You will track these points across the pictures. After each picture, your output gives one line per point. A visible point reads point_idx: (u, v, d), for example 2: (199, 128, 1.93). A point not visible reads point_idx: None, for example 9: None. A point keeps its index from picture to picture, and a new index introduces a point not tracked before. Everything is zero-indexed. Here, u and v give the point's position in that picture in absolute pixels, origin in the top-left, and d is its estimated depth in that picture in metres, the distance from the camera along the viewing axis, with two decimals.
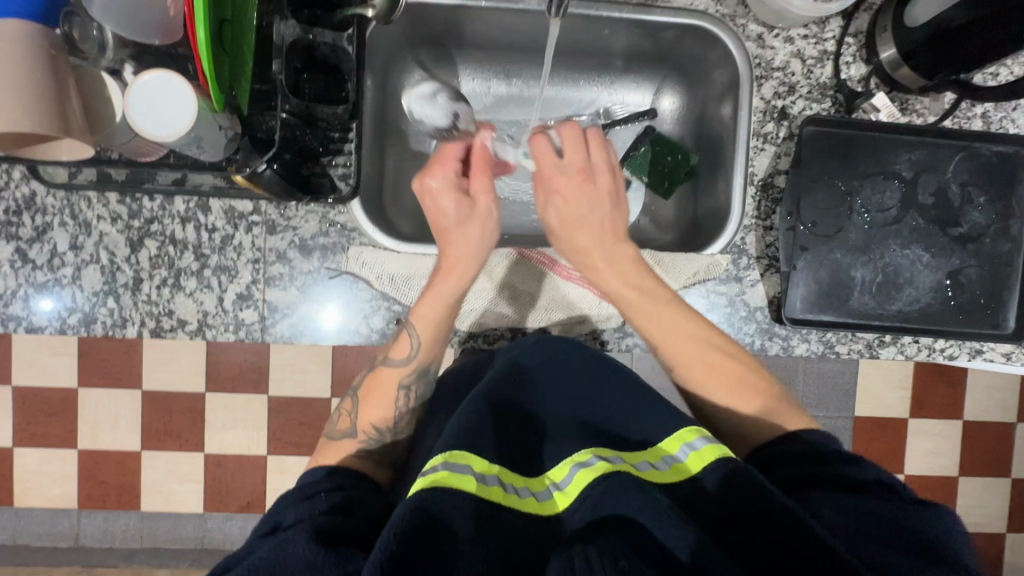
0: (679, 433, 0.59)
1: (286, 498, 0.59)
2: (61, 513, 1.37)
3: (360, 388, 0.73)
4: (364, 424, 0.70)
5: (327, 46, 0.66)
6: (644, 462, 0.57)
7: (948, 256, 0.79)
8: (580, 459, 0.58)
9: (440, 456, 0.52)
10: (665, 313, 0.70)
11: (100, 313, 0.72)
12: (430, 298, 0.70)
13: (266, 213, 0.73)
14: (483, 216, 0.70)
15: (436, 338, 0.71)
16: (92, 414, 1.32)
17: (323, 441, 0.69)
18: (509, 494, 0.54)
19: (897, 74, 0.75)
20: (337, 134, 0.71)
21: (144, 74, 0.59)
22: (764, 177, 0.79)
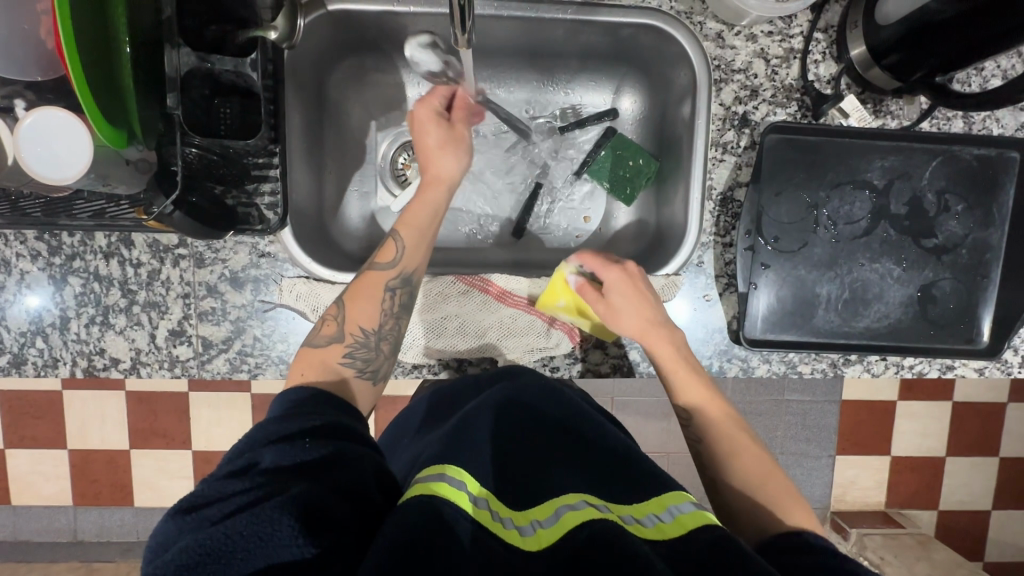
0: (664, 494, 0.51)
1: (251, 437, 0.49)
2: (55, 511, 1.39)
3: (346, 289, 0.65)
4: (351, 326, 0.63)
5: (230, 72, 0.62)
6: (630, 514, 0.49)
7: (921, 269, 0.74)
8: (568, 501, 0.49)
9: (442, 470, 0.48)
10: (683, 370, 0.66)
11: (28, 354, 0.70)
12: (418, 208, 0.69)
13: (192, 246, 0.69)
14: (463, 144, 0.72)
15: (420, 244, 0.68)
16: (77, 416, 1.33)
17: (303, 351, 0.61)
18: (495, 523, 0.46)
19: (868, 74, 0.68)
20: (260, 160, 0.66)
21: (46, 110, 0.54)
22: (723, 190, 0.73)
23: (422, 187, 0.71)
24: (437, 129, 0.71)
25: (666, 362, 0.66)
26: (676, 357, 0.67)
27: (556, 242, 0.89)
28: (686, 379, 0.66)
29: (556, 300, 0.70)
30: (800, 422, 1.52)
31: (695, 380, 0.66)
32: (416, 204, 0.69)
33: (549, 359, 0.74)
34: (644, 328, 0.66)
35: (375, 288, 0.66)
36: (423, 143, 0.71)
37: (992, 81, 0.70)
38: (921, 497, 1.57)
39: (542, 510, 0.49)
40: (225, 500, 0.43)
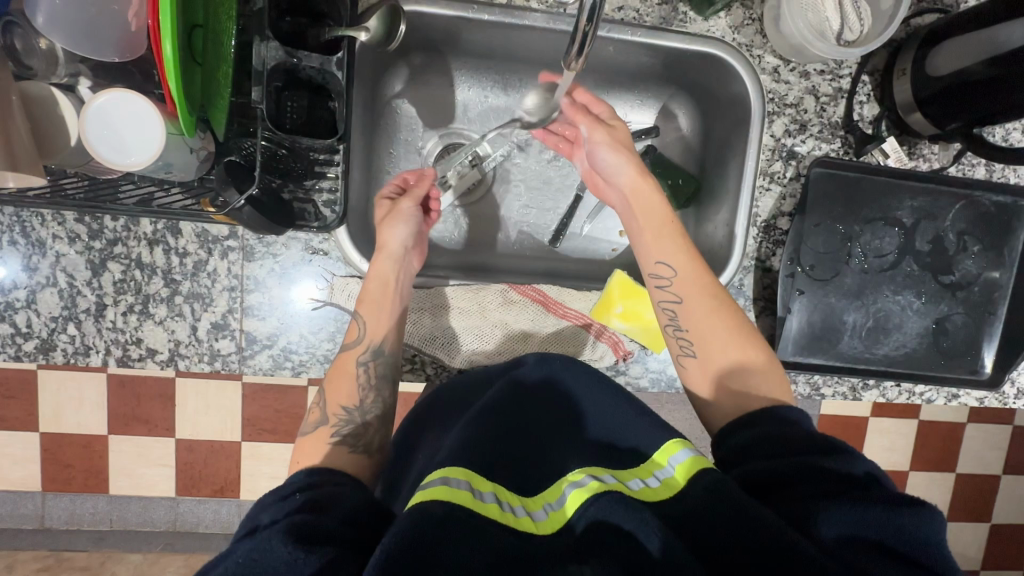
0: (664, 448, 0.55)
1: (262, 501, 0.51)
2: (26, 495, 1.31)
3: (329, 369, 0.66)
4: (332, 408, 0.64)
5: (313, 68, 0.60)
6: (637, 479, 0.52)
7: (937, 303, 0.79)
8: (572, 479, 0.52)
9: (439, 470, 0.50)
10: (701, 283, 0.65)
11: (59, 340, 0.67)
12: (368, 281, 0.67)
13: (243, 238, 0.68)
14: (406, 216, 0.70)
15: (377, 313, 0.67)
16: (53, 398, 1.25)
17: (297, 443, 0.62)
18: (505, 511, 0.48)
19: (908, 118, 0.73)
20: (321, 156, 0.65)
21: (120, 92, 0.52)
22: (767, 218, 0.77)
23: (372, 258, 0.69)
24: (382, 208, 0.72)
25: (677, 269, 0.66)
26: (704, 280, 0.65)
27: (592, 252, 0.90)
28: (692, 283, 0.65)
29: (617, 303, 0.73)
30: None
31: (708, 284, 0.65)
32: (376, 272, 0.67)
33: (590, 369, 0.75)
34: (659, 226, 0.68)
35: (347, 371, 0.66)
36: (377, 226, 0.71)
37: (1012, 134, 0.76)
38: None
39: (551, 494, 0.52)
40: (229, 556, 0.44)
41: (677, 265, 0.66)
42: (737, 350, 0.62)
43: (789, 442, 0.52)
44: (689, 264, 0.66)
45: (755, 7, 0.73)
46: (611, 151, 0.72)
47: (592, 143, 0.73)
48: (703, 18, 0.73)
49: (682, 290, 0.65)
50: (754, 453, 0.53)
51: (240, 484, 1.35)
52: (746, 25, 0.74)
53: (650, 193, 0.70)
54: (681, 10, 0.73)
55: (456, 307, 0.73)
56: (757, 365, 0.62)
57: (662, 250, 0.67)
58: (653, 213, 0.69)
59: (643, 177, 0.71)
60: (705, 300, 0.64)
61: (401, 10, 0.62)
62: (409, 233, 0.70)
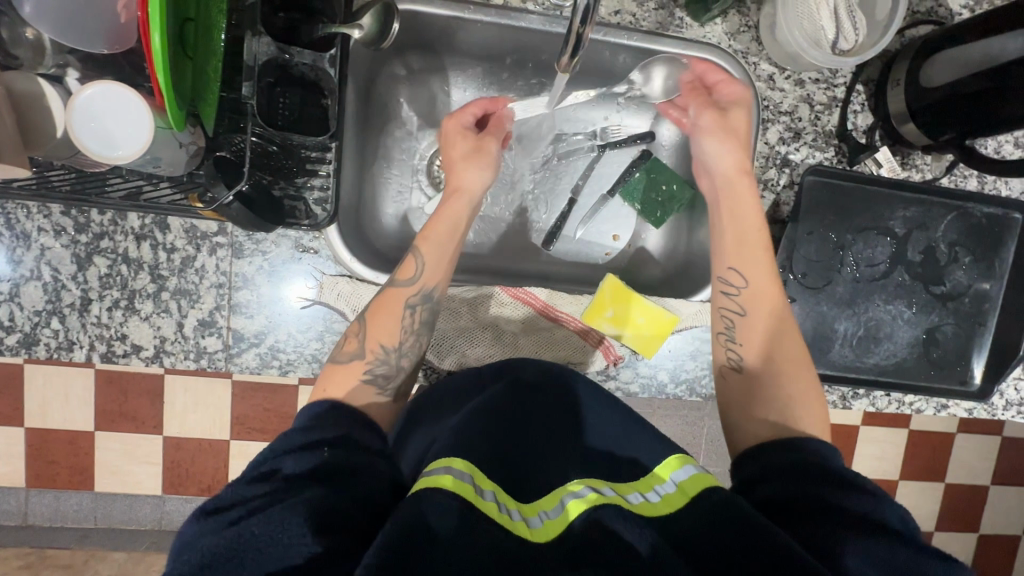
0: (666, 463, 0.54)
1: (286, 439, 0.48)
2: (8, 490, 1.29)
3: (369, 304, 0.64)
4: (371, 344, 0.61)
5: (306, 65, 0.61)
6: (636, 492, 0.51)
7: (928, 313, 0.80)
8: (572, 488, 0.51)
9: (440, 460, 0.48)
10: (769, 297, 0.64)
11: (42, 334, 0.66)
12: (439, 217, 0.68)
13: (232, 234, 0.67)
14: (489, 160, 0.72)
15: (439, 271, 0.66)
16: (37, 392, 1.24)
17: (327, 368, 0.59)
18: (502, 513, 0.46)
19: (901, 128, 0.73)
20: (313, 153, 0.64)
21: (115, 86, 0.51)
22: (761, 225, 0.76)
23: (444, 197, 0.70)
24: (464, 142, 0.72)
25: (749, 280, 0.65)
26: (773, 289, 0.65)
27: (585, 255, 0.90)
28: (761, 300, 0.64)
29: (608, 308, 0.73)
30: None
31: (778, 306, 0.64)
32: (436, 224, 0.67)
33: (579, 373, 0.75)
34: (745, 235, 0.67)
35: (392, 310, 0.63)
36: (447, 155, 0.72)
37: (1004, 147, 0.76)
38: None
39: (549, 500, 0.50)
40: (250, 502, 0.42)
41: (750, 275, 0.65)
42: (789, 372, 0.61)
43: (801, 476, 0.50)
44: (765, 279, 0.65)
45: (751, 14, 0.74)
46: (709, 137, 0.70)
47: (698, 126, 0.71)
48: (700, 24, 0.73)
49: (748, 303, 0.64)
50: (776, 477, 0.51)
51: (227, 483, 1.34)
52: (742, 33, 0.74)
53: (746, 203, 0.68)
54: (678, 15, 0.73)
55: (447, 308, 0.72)
56: (809, 397, 0.59)
57: (755, 258, 0.66)
58: (742, 213, 0.67)
59: (745, 177, 0.69)
60: (771, 315, 0.63)
61: (394, 5, 0.60)
62: (483, 177, 0.71)
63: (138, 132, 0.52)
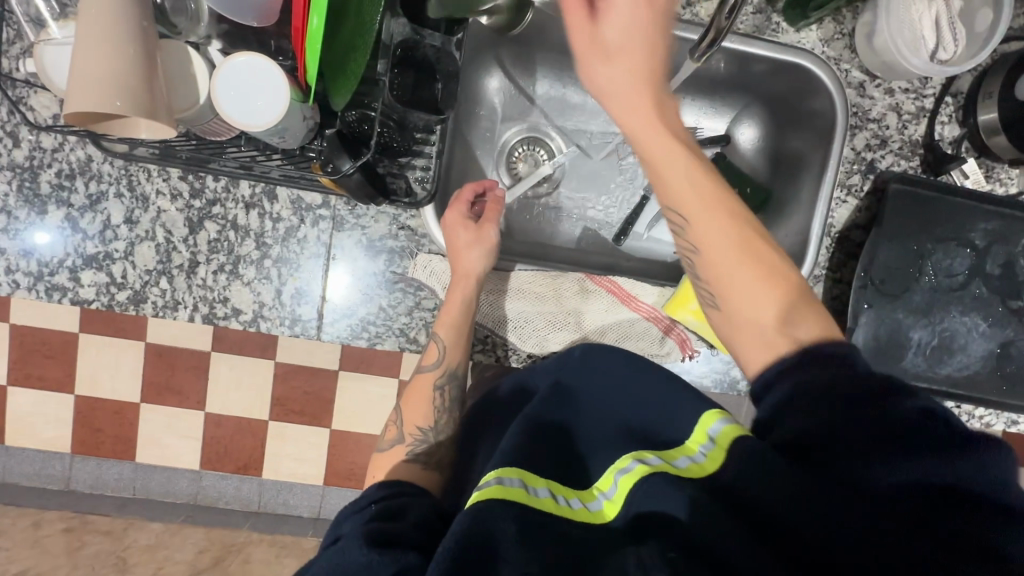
0: (702, 421, 0.55)
1: (343, 513, 0.55)
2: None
3: (403, 388, 0.70)
4: (409, 428, 0.68)
5: (432, 47, 0.63)
6: (683, 457, 0.51)
7: (1003, 327, 0.80)
8: (622, 465, 0.53)
9: (492, 471, 0.47)
10: (728, 259, 0.57)
11: (151, 292, 0.69)
12: (449, 306, 0.69)
13: (334, 208, 0.70)
14: (491, 245, 0.69)
15: (457, 341, 0.69)
16: (85, 363, 1.23)
17: (373, 457, 0.67)
18: (560, 505, 0.48)
19: (990, 141, 0.73)
20: (420, 135, 0.67)
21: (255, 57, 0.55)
22: (841, 229, 0.78)
23: (450, 283, 0.70)
24: (464, 232, 0.68)
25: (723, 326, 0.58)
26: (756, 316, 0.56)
27: (655, 253, 0.91)
28: (747, 331, 0.56)
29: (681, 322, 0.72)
30: None
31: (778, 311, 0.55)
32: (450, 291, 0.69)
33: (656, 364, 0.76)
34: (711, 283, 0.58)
35: (423, 393, 0.69)
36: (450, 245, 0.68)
37: None
38: None
39: (605, 482, 0.53)
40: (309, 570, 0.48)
41: (710, 253, 0.57)
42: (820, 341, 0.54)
43: None
44: (754, 310, 0.56)
45: (847, 23, 0.76)
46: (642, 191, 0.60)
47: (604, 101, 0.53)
48: (795, 30, 0.76)
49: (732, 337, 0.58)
50: (806, 400, 0.49)
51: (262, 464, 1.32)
52: (836, 40, 0.76)
53: (677, 145, 0.54)
54: (774, 20, 0.76)
55: (531, 292, 0.74)
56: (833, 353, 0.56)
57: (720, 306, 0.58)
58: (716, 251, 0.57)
59: (699, 167, 0.56)
60: (747, 278, 0.56)
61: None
62: (486, 259, 0.70)
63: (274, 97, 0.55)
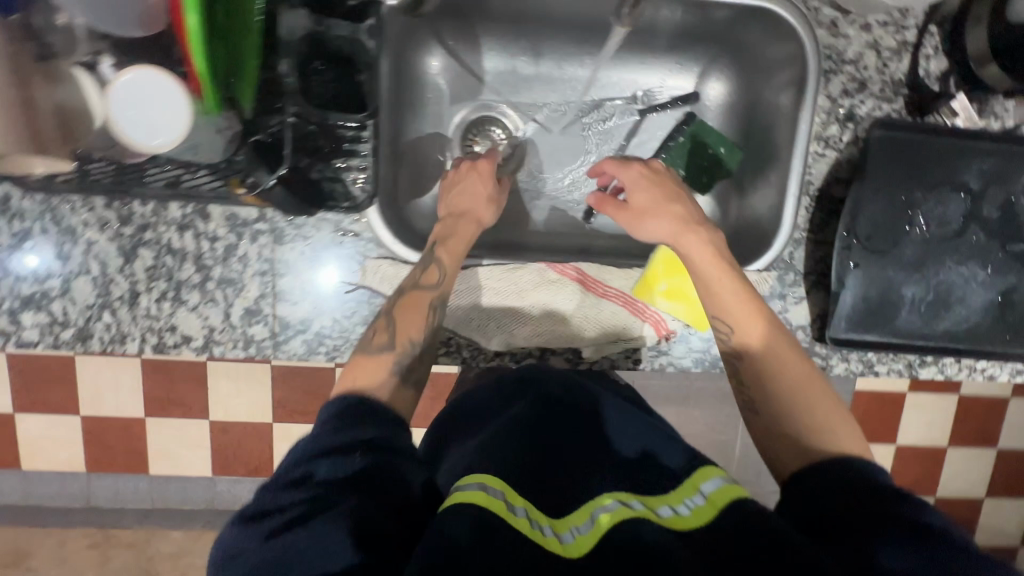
0: (694, 475, 0.48)
1: (270, 484, 0.45)
2: (68, 475, 1.33)
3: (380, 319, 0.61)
4: (346, 384, 0.55)
5: (342, 38, 0.58)
6: (666, 506, 0.45)
7: (1004, 274, 0.74)
8: (601, 502, 0.45)
9: (471, 477, 0.44)
10: (794, 366, 0.59)
11: (95, 328, 0.66)
12: (428, 277, 0.63)
13: (272, 221, 0.66)
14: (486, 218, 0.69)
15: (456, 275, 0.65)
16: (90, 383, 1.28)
17: (355, 358, 0.58)
18: (533, 529, 0.42)
19: (982, 72, 0.66)
20: (350, 133, 0.61)
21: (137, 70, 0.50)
22: (820, 187, 0.72)
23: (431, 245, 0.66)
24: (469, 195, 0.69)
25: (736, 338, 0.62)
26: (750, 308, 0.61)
27: (629, 229, 0.86)
28: (767, 357, 0.60)
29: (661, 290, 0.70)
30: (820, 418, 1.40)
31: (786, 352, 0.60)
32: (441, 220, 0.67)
33: (632, 350, 0.72)
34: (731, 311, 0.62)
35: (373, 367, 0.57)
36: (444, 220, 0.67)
37: None
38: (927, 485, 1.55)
39: (580, 515, 0.45)
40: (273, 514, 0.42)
41: (771, 350, 0.60)
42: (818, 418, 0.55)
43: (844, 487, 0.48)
44: (766, 337, 0.61)
45: None
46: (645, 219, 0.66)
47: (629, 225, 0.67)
48: None
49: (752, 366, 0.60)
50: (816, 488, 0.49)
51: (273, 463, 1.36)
52: None
53: (723, 255, 0.63)
54: None
55: (491, 288, 0.70)
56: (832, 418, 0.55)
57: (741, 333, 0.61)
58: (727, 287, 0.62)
59: (710, 239, 0.64)
60: (796, 377, 0.58)
61: None
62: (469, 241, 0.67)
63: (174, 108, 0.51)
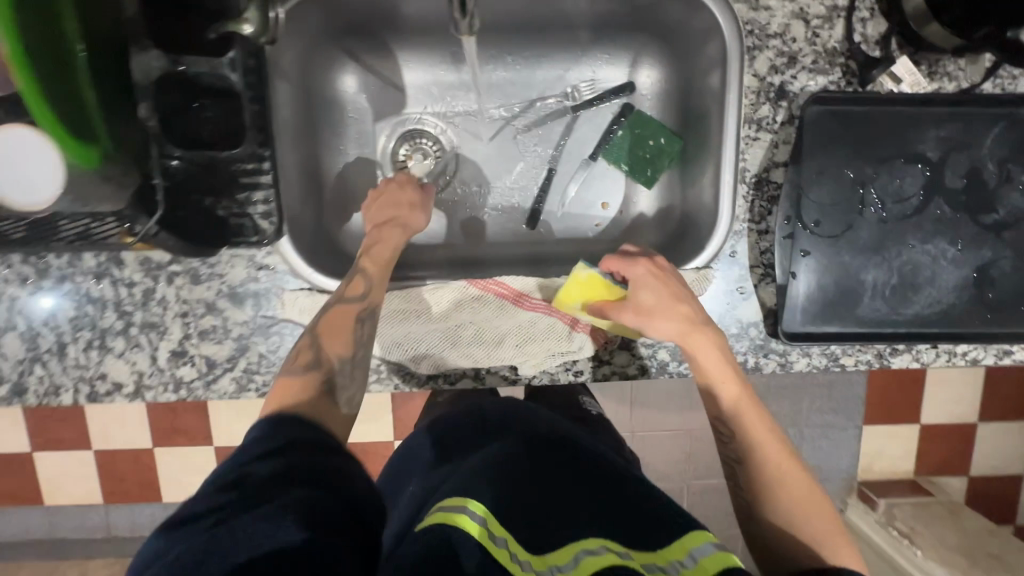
0: (685, 537, 0.45)
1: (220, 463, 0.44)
2: (88, 509, 1.36)
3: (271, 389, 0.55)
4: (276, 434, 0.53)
5: (207, 74, 0.56)
6: (654, 564, 0.42)
7: (978, 249, 0.67)
8: (589, 545, 0.44)
9: (443, 505, 0.44)
10: (781, 459, 0.58)
11: (29, 382, 0.67)
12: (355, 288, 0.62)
13: (186, 261, 0.65)
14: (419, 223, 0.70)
15: (358, 332, 0.60)
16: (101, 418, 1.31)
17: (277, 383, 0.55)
18: (513, 560, 0.41)
19: (924, 32, 0.60)
20: (249, 165, 0.60)
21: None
22: (758, 172, 0.67)
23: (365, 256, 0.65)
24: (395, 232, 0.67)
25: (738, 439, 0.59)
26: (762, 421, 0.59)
27: (575, 232, 0.81)
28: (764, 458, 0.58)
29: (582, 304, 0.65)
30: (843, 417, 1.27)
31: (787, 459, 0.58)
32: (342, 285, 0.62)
33: (571, 362, 0.69)
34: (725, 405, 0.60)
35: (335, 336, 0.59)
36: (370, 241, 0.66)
37: None
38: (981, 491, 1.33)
39: (561, 555, 0.43)
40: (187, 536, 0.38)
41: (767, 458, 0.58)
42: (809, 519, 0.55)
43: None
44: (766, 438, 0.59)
45: None
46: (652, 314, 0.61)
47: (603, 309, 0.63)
48: None
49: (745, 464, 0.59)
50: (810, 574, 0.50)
51: None
52: None
53: (715, 363, 0.60)
54: None
55: (417, 310, 0.68)
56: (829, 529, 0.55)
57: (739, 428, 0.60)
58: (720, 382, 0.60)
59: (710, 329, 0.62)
60: (786, 472, 0.57)
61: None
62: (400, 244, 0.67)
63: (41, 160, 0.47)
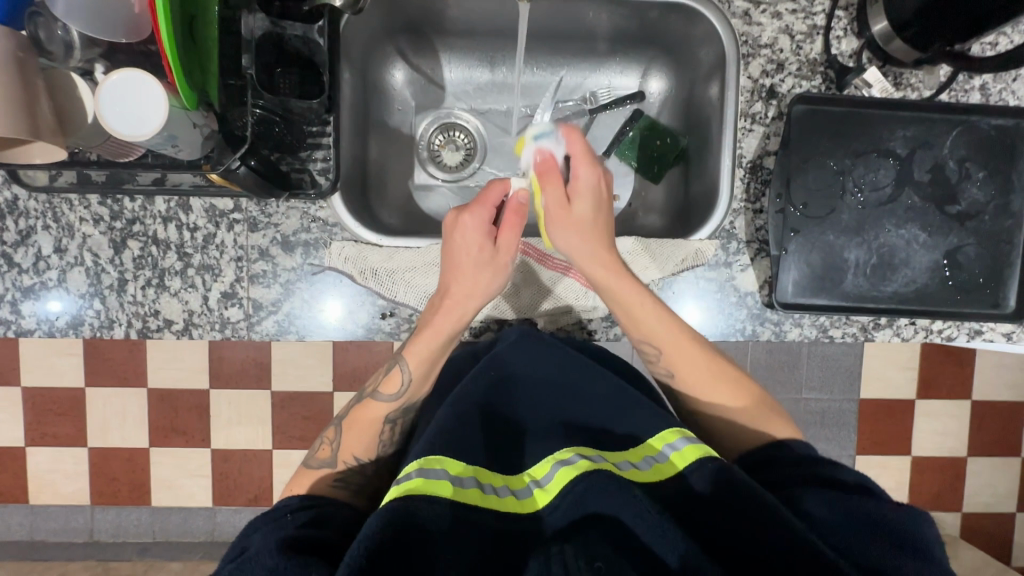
0: (662, 435, 0.55)
1: (259, 521, 0.56)
2: (51, 515, 1.14)
3: (346, 415, 0.69)
4: (343, 456, 0.66)
5: (297, 38, 0.67)
6: (626, 462, 0.53)
7: (945, 235, 0.76)
8: (562, 457, 0.53)
9: (415, 463, 0.50)
10: (698, 363, 0.67)
11: (87, 314, 0.73)
12: (428, 338, 0.67)
13: (247, 210, 0.73)
14: (499, 270, 0.67)
15: (426, 374, 0.68)
16: (74, 417, 1.10)
17: (367, 401, 0.68)
18: (487, 495, 0.50)
19: (889, 46, 0.73)
20: (315, 128, 0.71)
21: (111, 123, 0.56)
22: (753, 158, 0.78)
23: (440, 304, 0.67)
24: (476, 248, 0.66)
25: (665, 356, 0.68)
26: (681, 337, 0.67)
27: None
28: (684, 359, 0.68)
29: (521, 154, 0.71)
30: (856, 434, 1.25)
31: (700, 357, 0.68)
32: (426, 334, 0.67)
33: (586, 320, 0.79)
34: (644, 323, 0.67)
35: (370, 423, 0.68)
36: (455, 261, 0.66)
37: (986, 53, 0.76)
38: (995, 521, 1.30)
39: (540, 469, 0.53)
40: (256, 542, 0.50)
41: (683, 370, 0.68)
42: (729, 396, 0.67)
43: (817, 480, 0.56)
44: (677, 341, 0.67)
45: None
46: (561, 234, 0.68)
47: (549, 219, 0.68)
48: None
49: (672, 366, 0.68)
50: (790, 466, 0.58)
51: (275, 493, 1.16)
52: None
53: (629, 295, 0.67)
54: None
55: None
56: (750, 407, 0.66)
57: (657, 348, 0.68)
58: (635, 309, 0.67)
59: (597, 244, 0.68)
60: (702, 375, 0.67)
61: None
62: (485, 290, 0.67)
63: (128, 84, 0.56)
